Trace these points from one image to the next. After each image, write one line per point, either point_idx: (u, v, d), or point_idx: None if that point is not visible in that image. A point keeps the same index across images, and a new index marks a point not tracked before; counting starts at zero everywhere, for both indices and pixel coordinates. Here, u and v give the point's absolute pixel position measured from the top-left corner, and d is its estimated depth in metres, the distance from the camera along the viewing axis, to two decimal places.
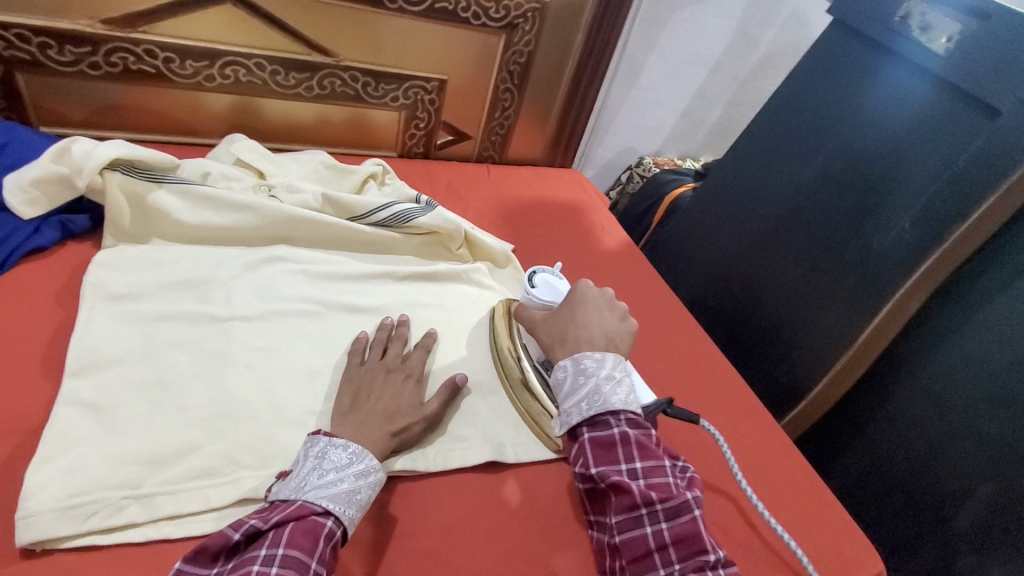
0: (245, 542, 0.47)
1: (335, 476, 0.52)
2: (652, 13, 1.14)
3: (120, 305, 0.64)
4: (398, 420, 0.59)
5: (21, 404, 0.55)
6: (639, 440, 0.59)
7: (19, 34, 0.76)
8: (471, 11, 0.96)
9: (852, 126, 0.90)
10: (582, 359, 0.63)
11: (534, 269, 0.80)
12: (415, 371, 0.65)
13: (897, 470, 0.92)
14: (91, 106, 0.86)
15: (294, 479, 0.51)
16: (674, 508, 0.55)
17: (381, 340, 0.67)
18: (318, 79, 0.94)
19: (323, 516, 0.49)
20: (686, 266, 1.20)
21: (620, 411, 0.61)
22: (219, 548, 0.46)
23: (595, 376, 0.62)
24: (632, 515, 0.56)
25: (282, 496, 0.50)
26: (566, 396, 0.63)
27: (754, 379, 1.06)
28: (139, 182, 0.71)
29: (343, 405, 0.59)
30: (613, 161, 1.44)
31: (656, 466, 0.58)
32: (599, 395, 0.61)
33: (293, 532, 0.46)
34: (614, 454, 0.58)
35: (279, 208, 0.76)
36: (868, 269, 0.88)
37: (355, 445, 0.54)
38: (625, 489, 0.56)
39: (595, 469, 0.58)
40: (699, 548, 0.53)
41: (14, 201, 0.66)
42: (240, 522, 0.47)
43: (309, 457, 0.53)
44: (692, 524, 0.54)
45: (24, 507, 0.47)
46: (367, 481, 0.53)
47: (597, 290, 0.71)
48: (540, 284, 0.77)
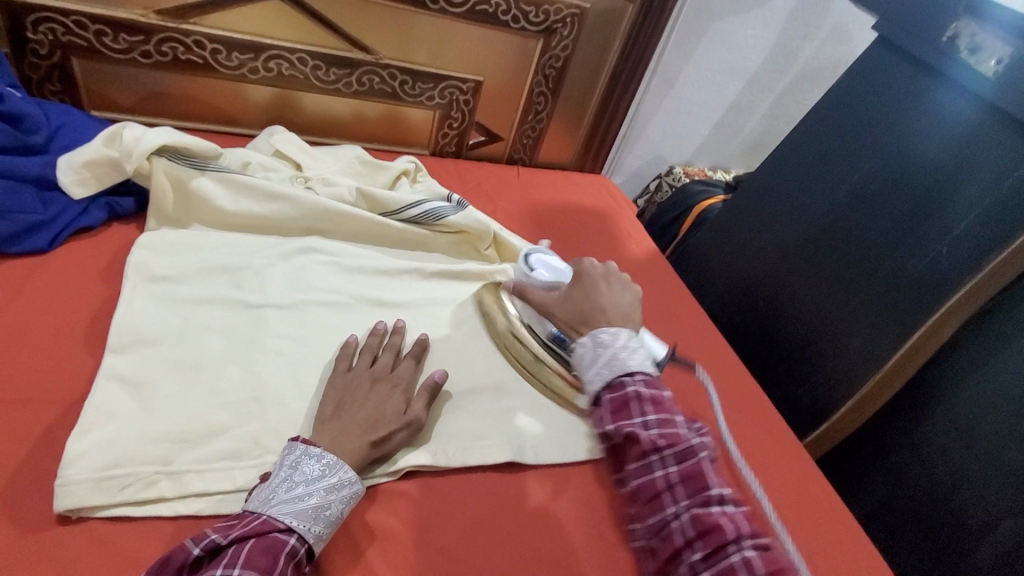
0: (207, 556, 0.45)
1: (304, 490, 0.50)
2: (692, 22, 1.13)
3: (160, 287, 0.66)
4: (380, 430, 0.57)
5: (64, 376, 0.57)
6: (652, 396, 0.61)
7: (77, 21, 0.79)
8: (510, 14, 0.97)
9: (892, 146, 0.88)
10: (599, 333, 0.64)
11: (528, 252, 0.82)
12: (402, 380, 0.63)
13: (919, 498, 0.91)
14: (140, 93, 0.89)
15: (265, 489, 0.50)
16: (681, 452, 0.58)
17: (372, 348, 0.65)
18: (357, 75, 0.96)
19: (286, 534, 0.47)
20: (711, 278, 1.19)
21: (637, 372, 0.62)
22: (180, 563, 0.44)
23: (612, 346, 0.63)
24: (644, 462, 0.59)
25: (251, 506, 0.49)
26: (587, 367, 0.64)
27: (776, 397, 1.05)
28: (183, 168, 0.73)
29: (324, 412, 0.58)
30: (643, 170, 1.43)
31: (669, 418, 0.60)
32: (617, 361, 0.63)
33: (252, 550, 0.45)
34: (627, 412, 0.60)
35: (315, 201, 0.78)
36: (903, 293, 0.86)
37: (330, 456, 0.53)
38: (637, 438, 0.59)
39: (611, 425, 0.60)
40: (704, 486, 0.56)
41: (65, 181, 0.69)
42: (200, 535, 0.46)
43: (283, 466, 0.52)
44: (697, 465, 0.57)
45: (62, 475, 0.49)
46: (339, 495, 0.51)
47: (601, 266, 0.74)
48: (539, 264, 0.80)
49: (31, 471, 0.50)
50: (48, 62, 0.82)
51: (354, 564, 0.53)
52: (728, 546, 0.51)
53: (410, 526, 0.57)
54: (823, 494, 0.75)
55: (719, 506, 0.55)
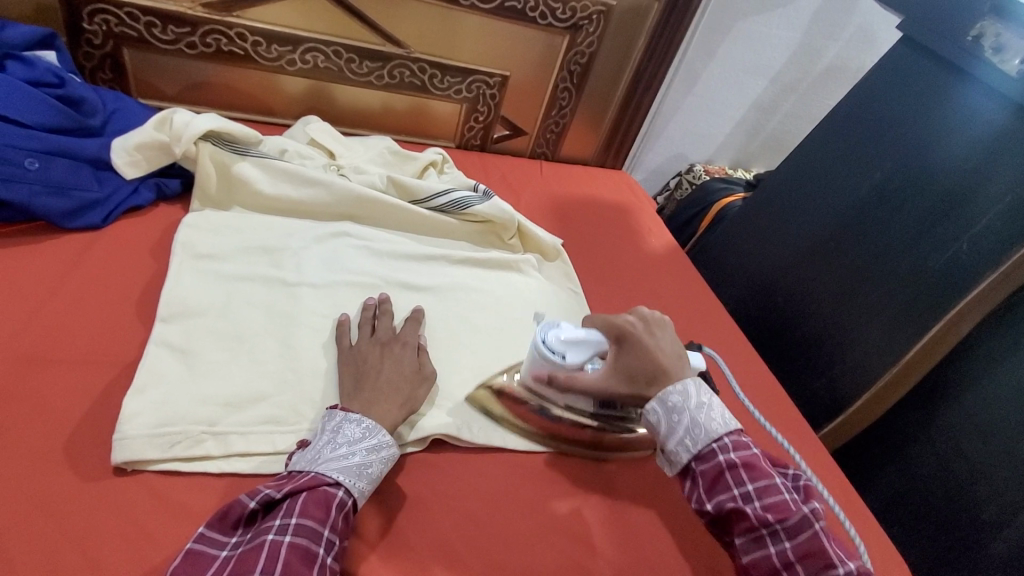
0: (262, 510, 0.50)
1: (347, 450, 0.53)
2: (715, 21, 1.14)
3: (205, 263, 0.70)
4: (405, 389, 0.60)
5: (119, 342, 0.61)
6: (746, 461, 0.56)
7: (129, 12, 0.84)
8: (538, 10, 1.00)
9: (914, 144, 0.89)
10: (669, 397, 0.59)
11: (541, 327, 0.66)
12: (411, 340, 0.66)
13: (932, 492, 0.92)
14: (184, 83, 0.93)
15: (309, 451, 0.54)
16: (795, 525, 0.53)
17: (367, 319, 0.67)
18: (389, 68, 1.00)
19: (335, 487, 0.51)
20: (730, 273, 1.20)
21: (722, 436, 0.58)
22: (238, 515, 0.48)
23: (687, 410, 0.59)
24: (754, 536, 0.54)
25: (298, 466, 0.52)
26: (666, 437, 0.59)
27: (792, 390, 1.06)
28: (227, 153, 0.78)
29: (348, 388, 0.60)
30: (663, 167, 1.44)
31: (769, 484, 0.56)
32: (699, 427, 0.58)
33: (306, 502, 0.48)
34: (724, 484, 0.56)
35: (348, 187, 0.82)
36: (921, 289, 0.87)
37: (369, 420, 0.56)
38: (742, 513, 0.54)
39: (710, 502, 0.56)
40: (827, 564, 0.51)
41: (119, 162, 0.73)
42: (255, 491, 0.50)
43: (326, 431, 0.55)
44: (815, 540, 0.52)
45: (121, 430, 0.53)
46: (379, 455, 0.55)
47: (634, 315, 0.66)
48: (563, 344, 0.64)
49: (93, 426, 0.54)
50: (101, 52, 0.86)
51: (387, 526, 0.56)
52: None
53: (440, 494, 0.60)
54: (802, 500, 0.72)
55: None
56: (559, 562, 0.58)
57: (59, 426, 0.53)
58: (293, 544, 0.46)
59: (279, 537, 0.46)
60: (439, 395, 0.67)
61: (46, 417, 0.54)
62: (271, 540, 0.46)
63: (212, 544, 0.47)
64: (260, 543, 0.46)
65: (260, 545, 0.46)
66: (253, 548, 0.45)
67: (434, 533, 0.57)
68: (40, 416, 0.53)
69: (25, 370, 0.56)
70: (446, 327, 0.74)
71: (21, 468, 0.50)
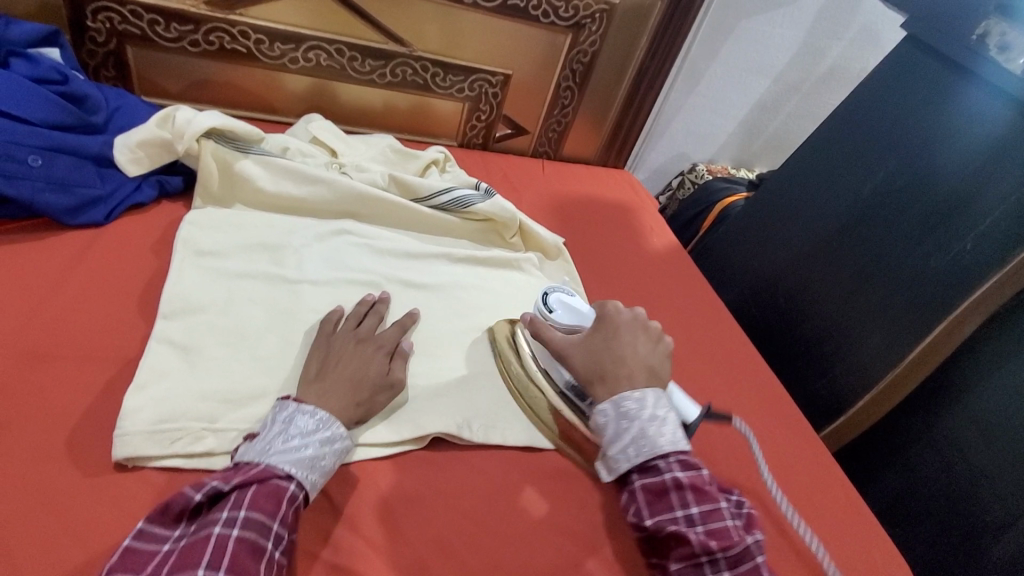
0: (207, 502, 0.48)
1: (300, 442, 0.53)
2: (719, 20, 1.14)
3: (206, 261, 0.70)
4: (362, 392, 0.59)
5: (120, 338, 0.62)
6: (693, 483, 0.56)
7: (133, 10, 0.84)
8: (541, 9, 1.00)
9: (918, 144, 0.89)
10: (623, 402, 0.59)
11: (547, 290, 0.77)
12: (386, 344, 0.65)
13: (934, 494, 0.92)
14: (187, 81, 0.93)
15: (259, 442, 0.53)
16: (735, 556, 0.53)
17: (359, 312, 0.67)
18: (391, 67, 1.00)
19: (286, 480, 0.50)
20: (733, 273, 1.20)
21: (668, 453, 0.58)
22: (182, 508, 0.47)
23: (638, 420, 0.58)
24: (692, 564, 0.54)
25: (247, 458, 0.51)
26: (611, 442, 0.59)
27: (794, 390, 1.06)
28: (228, 151, 0.78)
29: (309, 373, 0.60)
30: (666, 166, 1.44)
31: (714, 510, 0.56)
32: (646, 439, 0.58)
33: (255, 495, 0.47)
34: (666, 504, 0.56)
35: (350, 185, 0.82)
36: (924, 289, 0.87)
37: (324, 413, 0.55)
38: (683, 537, 0.54)
39: (650, 520, 0.56)
40: None
41: (122, 159, 0.73)
42: (201, 483, 0.48)
43: (276, 422, 0.54)
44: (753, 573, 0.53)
45: (121, 426, 0.53)
46: (332, 448, 0.54)
47: (628, 312, 0.69)
48: (559, 305, 0.74)
49: (94, 422, 0.54)
50: (104, 50, 0.87)
51: (385, 523, 0.56)
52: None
53: (438, 492, 0.60)
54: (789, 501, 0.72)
55: None
56: (558, 561, 0.58)
57: (61, 422, 0.54)
58: (241, 538, 0.45)
59: (226, 530, 0.45)
60: (440, 393, 0.67)
61: (45, 413, 0.54)
62: (218, 533, 0.45)
63: (152, 539, 0.46)
64: (205, 537, 0.45)
65: (206, 538, 0.45)
66: (198, 541, 0.44)
67: (431, 530, 0.57)
68: (40, 412, 0.54)
69: (27, 366, 0.56)
70: (446, 325, 0.74)
71: (22, 462, 0.50)
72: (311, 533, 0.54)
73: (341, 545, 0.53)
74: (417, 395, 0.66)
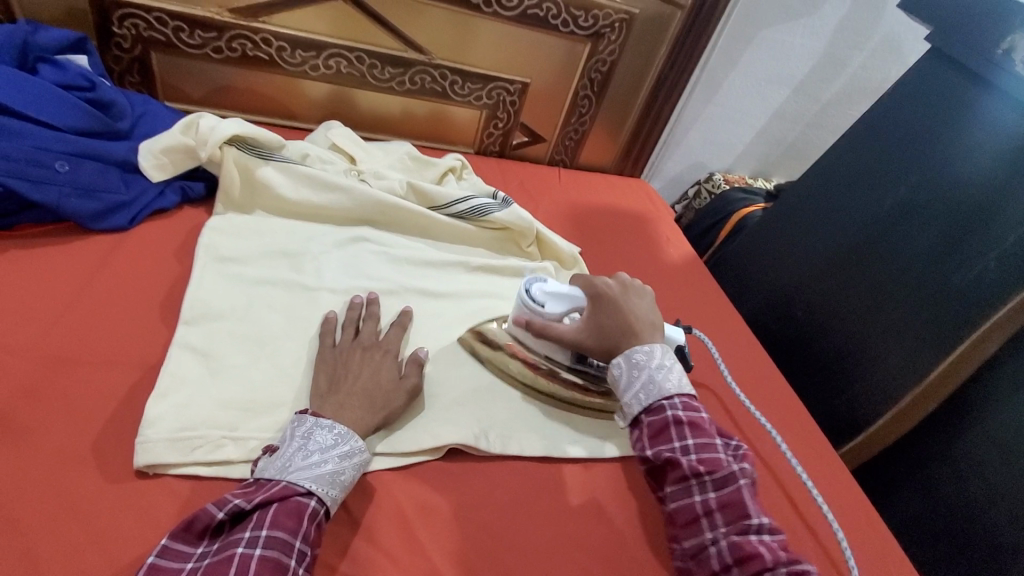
0: (230, 520, 0.49)
1: (320, 457, 0.53)
2: (739, 30, 1.13)
3: (227, 267, 0.71)
4: (379, 401, 0.60)
5: (143, 343, 0.62)
6: (691, 418, 0.61)
7: (158, 17, 0.85)
8: (561, 18, 1.00)
9: (941, 159, 0.88)
10: (634, 354, 0.64)
11: (528, 280, 0.72)
12: (392, 348, 0.65)
13: (953, 513, 0.90)
14: (209, 87, 0.94)
15: (279, 458, 0.52)
16: (721, 479, 0.58)
17: (353, 320, 0.67)
18: (410, 74, 1.00)
19: (307, 497, 0.50)
20: (750, 284, 1.18)
21: (674, 395, 0.62)
22: (205, 526, 0.48)
23: (647, 367, 0.63)
24: (683, 485, 0.58)
25: (267, 474, 0.51)
26: (623, 390, 0.63)
27: (811, 405, 1.04)
28: (251, 157, 0.78)
29: (320, 388, 0.60)
30: (682, 175, 1.43)
31: (708, 443, 0.60)
32: (654, 384, 0.62)
33: (277, 513, 0.48)
34: (666, 437, 0.60)
35: (369, 193, 0.82)
36: (946, 307, 0.86)
37: (342, 427, 0.55)
38: (676, 463, 0.59)
39: (650, 449, 0.60)
40: (742, 514, 0.56)
41: (145, 165, 0.74)
42: (223, 500, 0.48)
43: (296, 437, 0.54)
44: (736, 493, 0.57)
45: (143, 433, 0.53)
46: (351, 462, 0.54)
47: (615, 279, 0.71)
48: (545, 296, 0.70)
49: (116, 428, 0.55)
50: (129, 56, 0.88)
51: (401, 534, 0.56)
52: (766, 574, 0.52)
53: (455, 504, 0.59)
54: (779, 513, 0.70)
55: (758, 535, 0.55)
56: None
57: (85, 428, 0.54)
58: (264, 557, 0.45)
59: (249, 550, 0.45)
60: (456, 404, 0.66)
61: (70, 417, 0.54)
62: (241, 552, 0.45)
63: (177, 556, 0.46)
64: (228, 557, 0.45)
65: (229, 558, 0.45)
66: (221, 561, 0.45)
67: (449, 542, 0.56)
68: (65, 416, 0.54)
69: (51, 370, 0.57)
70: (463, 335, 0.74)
71: (47, 465, 0.51)
72: (329, 544, 0.53)
73: (358, 556, 0.53)
74: (435, 406, 0.65)
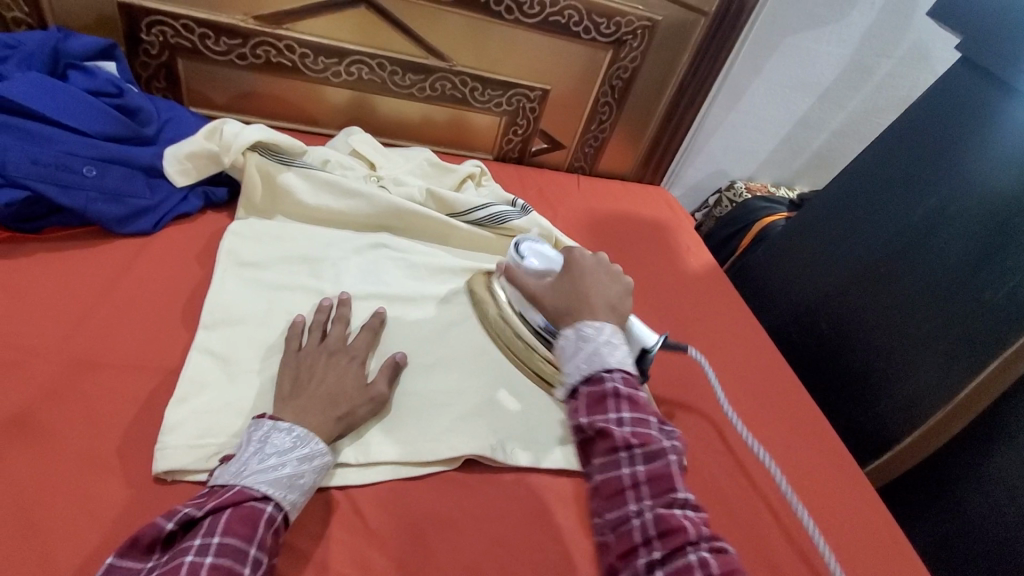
0: (181, 530, 0.46)
1: (277, 460, 0.51)
2: (764, 37, 1.12)
3: (247, 272, 0.71)
4: (344, 405, 0.58)
5: (164, 347, 0.63)
6: (629, 394, 0.56)
7: (185, 24, 0.86)
8: (582, 25, 0.99)
9: (973, 169, 0.85)
10: (583, 327, 0.59)
11: (519, 237, 0.76)
12: (359, 354, 0.64)
13: (984, 536, 0.87)
14: (233, 92, 0.95)
15: (234, 463, 0.50)
16: (652, 452, 0.55)
17: (320, 323, 0.65)
18: (430, 81, 1.00)
19: (263, 502, 0.48)
20: (772, 296, 1.16)
21: (615, 369, 0.57)
22: (152, 540, 0.45)
23: (594, 341, 0.58)
24: (612, 457, 0.56)
25: (221, 481, 0.49)
26: (566, 360, 0.59)
27: (836, 421, 1.02)
28: (272, 164, 0.79)
29: (284, 390, 0.57)
30: (703, 183, 1.41)
31: (644, 418, 0.56)
32: (597, 357, 0.58)
33: (230, 519, 0.46)
34: (603, 407, 0.56)
35: (388, 200, 0.82)
36: (978, 324, 0.83)
37: (301, 429, 0.53)
38: (609, 434, 0.55)
39: (584, 418, 0.56)
40: (670, 488, 0.53)
41: (170, 170, 0.74)
42: (173, 511, 0.46)
43: (252, 441, 0.52)
44: (666, 467, 0.54)
45: (162, 439, 0.53)
46: (311, 465, 0.52)
47: (591, 256, 0.68)
48: (530, 253, 0.73)
49: (136, 431, 0.55)
50: (157, 62, 0.89)
51: (415, 547, 0.55)
52: (686, 547, 0.49)
53: (469, 516, 0.58)
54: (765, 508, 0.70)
55: (682, 509, 0.53)
56: None
57: (107, 431, 0.55)
58: (215, 565, 0.43)
59: (199, 558, 0.43)
60: (472, 414, 0.66)
61: (91, 421, 0.55)
62: (190, 561, 0.43)
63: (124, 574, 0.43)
64: (177, 566, 0.43)
65: (178, 568, 0.42)
66: (167, 571, 0.42)
67: (463, 556, 0.55)
68: (86, 419, 0.55)
69: (74, 373, 0.58)
70: (479, 343, 0.74)
71: (66, 468, 0.51)
72: (343, 554, 0.53)
73: (372, 568, 0.53)
74: (451, 415, 0.65)
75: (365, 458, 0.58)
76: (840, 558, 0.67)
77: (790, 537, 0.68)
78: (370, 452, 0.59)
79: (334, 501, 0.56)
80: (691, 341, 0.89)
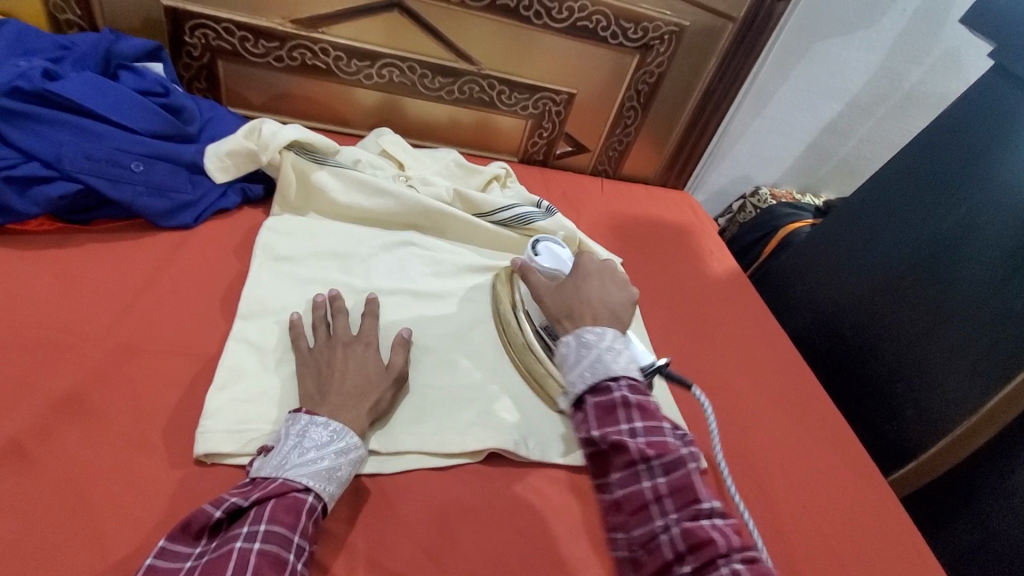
0: (227, 519, 0.49)
1: (316, 454, 0.53)
2: (793, 43, 1.11)
3: (281, 266, 0.74)
4: (371, 396, 0.59)
5: (204, 336, 0.66)
6: (639, 403, 0.59)
7: (226, 28, 0.90)
8: (610, 30, 1.00)
9: (1005, 177, 0.84)
10: (584, 333, 0.62)
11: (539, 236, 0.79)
12: (371, 340, 0.65)
13: (1010, 550, 0.85)
14: (269, 93, 0.98)
15: (275, 456, 0.53)
16: (670, 462, 0.56)
17: (319, 317, 0.66)
18: (459, 84, 1.03)
19: (304, 493, 0.50)
20: (795, 302, 1.15)
21: (620, 376, 0.60)
22: (202, 525, 0.47)
23: (596, 347, 0.61)
24: (631, 471, 0.57)
25: (263, 472, 0.52)
26: (570, 367, 0.61)
27: (859, 428, 1.01)
28: (307, 162, 0.81)
29: (311, 395, 0.58)
30: (726, 188, 1.40)
31: (657, 426, 0.58)
32: (601, 363, 0.60)
33: (275, 508, 0.48)
34: (614, 419, 0.58)
35: (416, 200, 0.84)
36: (1007, 334, 0.82)
37: (337, 423, 0.55)
38: (624, 447, 0.57)
39: (596, 431, 0.58)
40: (695, 498, 0.54)
41: (212, 167, 0.78)
42: (221, 499, 0.49)
43: (290, 435, 0.54)
44: (687, 476, 0.55)
45: (203, 423, 0.56)
46: (347, 458, 0.54)
47: (598, 262, 0.71)
48: (545, 251, 0.76)
49: (177, 415, 0.58)
50: (198, 63, 0.93)
51: (439, 534, 0.56)
52: (718, 560, 0.50)
53: (491, 507, 0.60)
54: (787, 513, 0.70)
55: (709, 519, 0.53)
56: None
57: (151, 413, 0.57)
58: (263, 551, 0.46)
59: (248, 544, 0.46)
60: (495, 409, 0.67)
61: (137, 403, 0.58)
62: (240, 548, 0.45)
63: (174, 557, 0.46)
64: (227, 552, 0.45)
65: (228, 553, 0.45)
66: (219, 557, 0.45)
67: (486, 545, 0.57)
68: (133, 402, 0.58)
69: (120, 358, 0.61)
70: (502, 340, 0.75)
71: (113, 447, 0.54)
72: (373, 538, 0.55)
73: (399, 553, 0.54)
74: (475, 410, 0.66)
75: (392, 447, 0.60)
76: (859, 564, 0.67)
77: (809, 543, 0.68)
78: (397, 441, 0.61)
79: (362, 488, 0.58)
80: (712, 345, 0.89)
